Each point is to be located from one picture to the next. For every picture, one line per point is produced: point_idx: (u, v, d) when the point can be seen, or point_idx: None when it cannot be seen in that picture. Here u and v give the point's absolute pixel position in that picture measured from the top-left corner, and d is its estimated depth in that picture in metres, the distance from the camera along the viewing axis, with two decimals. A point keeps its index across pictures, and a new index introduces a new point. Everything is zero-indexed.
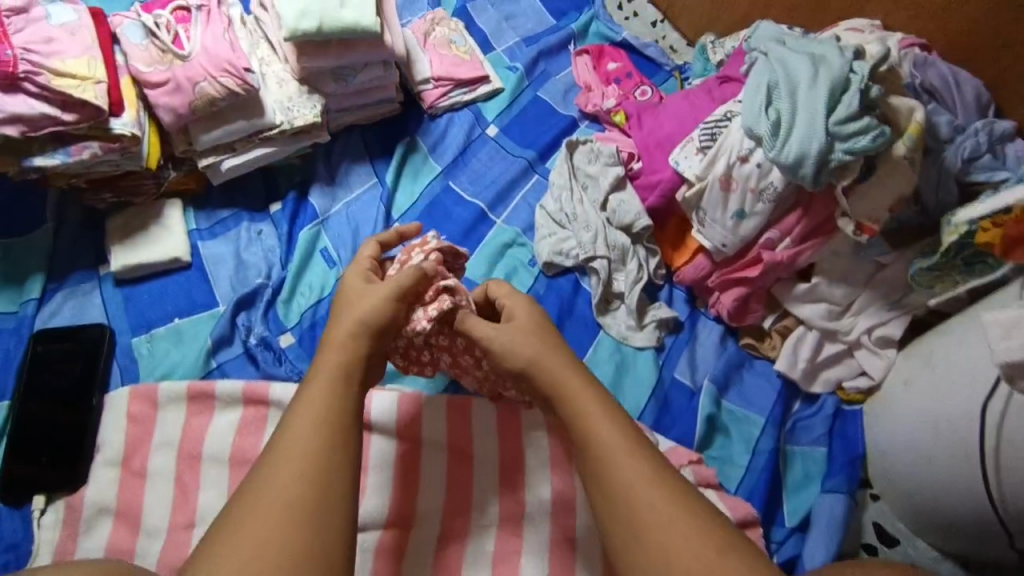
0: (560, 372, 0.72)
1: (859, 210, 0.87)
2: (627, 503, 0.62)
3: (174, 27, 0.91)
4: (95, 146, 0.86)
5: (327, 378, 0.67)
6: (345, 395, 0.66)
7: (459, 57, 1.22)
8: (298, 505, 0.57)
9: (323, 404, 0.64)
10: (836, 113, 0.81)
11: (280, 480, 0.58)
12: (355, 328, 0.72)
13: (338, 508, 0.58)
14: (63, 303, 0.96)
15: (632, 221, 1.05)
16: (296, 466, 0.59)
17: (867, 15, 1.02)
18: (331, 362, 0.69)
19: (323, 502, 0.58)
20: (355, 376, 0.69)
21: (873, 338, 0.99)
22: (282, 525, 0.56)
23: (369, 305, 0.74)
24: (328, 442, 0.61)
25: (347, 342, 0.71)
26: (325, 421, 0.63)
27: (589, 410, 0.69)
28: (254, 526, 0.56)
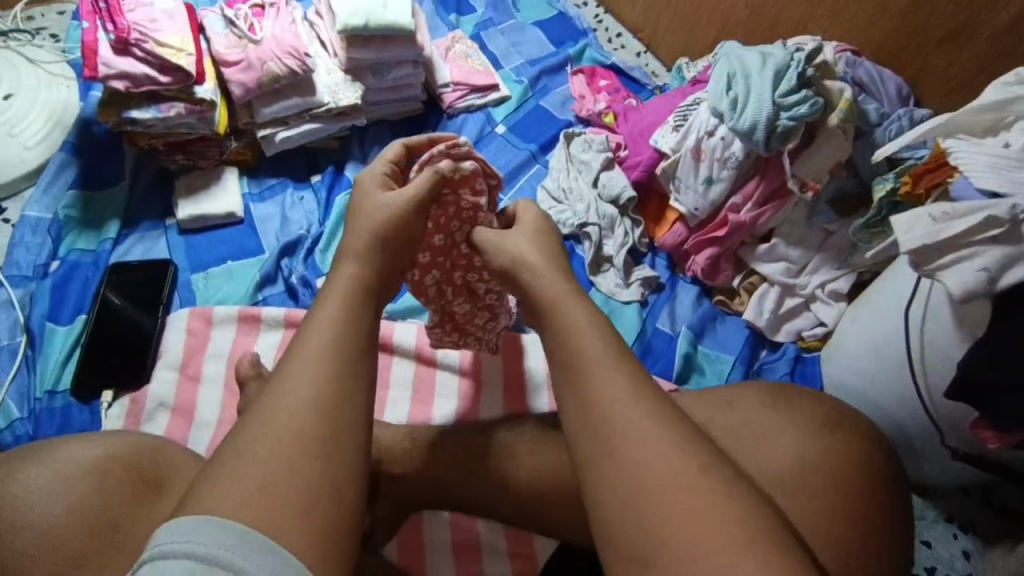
0: (548, 286, 0.73)
1: (804, 172, 1.06)
2: (604, 423, 0.59)
3: (249, 19, 1.14)
4: (180, 107, 1.05)
5: (331, 322, 0.66)
6: (349, 333, 0.66)
7: (474, 68, 1.45)
8: (306, 437, 0.58)
9: (325, 345, 0.64)
10: (779, 89, 1.02)
11: (287, 416, 0.59)
12: (368, 249, 0.74)
13: (345, 451, 0.59)
14: (134, 244, 1.12)
15: (619, 193, 1.24)
16: (301, 405, 0.60)
17: (810, 32, 1.26)
18: (334, 302, 0.69)
19: (331, 439, 0.59)
20: (362, 303, 0.70)
21: (826, 292, 1.15)
22: (293, 458, 0.57)
23: (380, 221, 0.76)
24: (337, 381, 0.62)
25: (355, 275, 0.72)
26: (330, 360, 0.63)
27: (572, 312, 0.68)
28: (261, 458, 0.56)
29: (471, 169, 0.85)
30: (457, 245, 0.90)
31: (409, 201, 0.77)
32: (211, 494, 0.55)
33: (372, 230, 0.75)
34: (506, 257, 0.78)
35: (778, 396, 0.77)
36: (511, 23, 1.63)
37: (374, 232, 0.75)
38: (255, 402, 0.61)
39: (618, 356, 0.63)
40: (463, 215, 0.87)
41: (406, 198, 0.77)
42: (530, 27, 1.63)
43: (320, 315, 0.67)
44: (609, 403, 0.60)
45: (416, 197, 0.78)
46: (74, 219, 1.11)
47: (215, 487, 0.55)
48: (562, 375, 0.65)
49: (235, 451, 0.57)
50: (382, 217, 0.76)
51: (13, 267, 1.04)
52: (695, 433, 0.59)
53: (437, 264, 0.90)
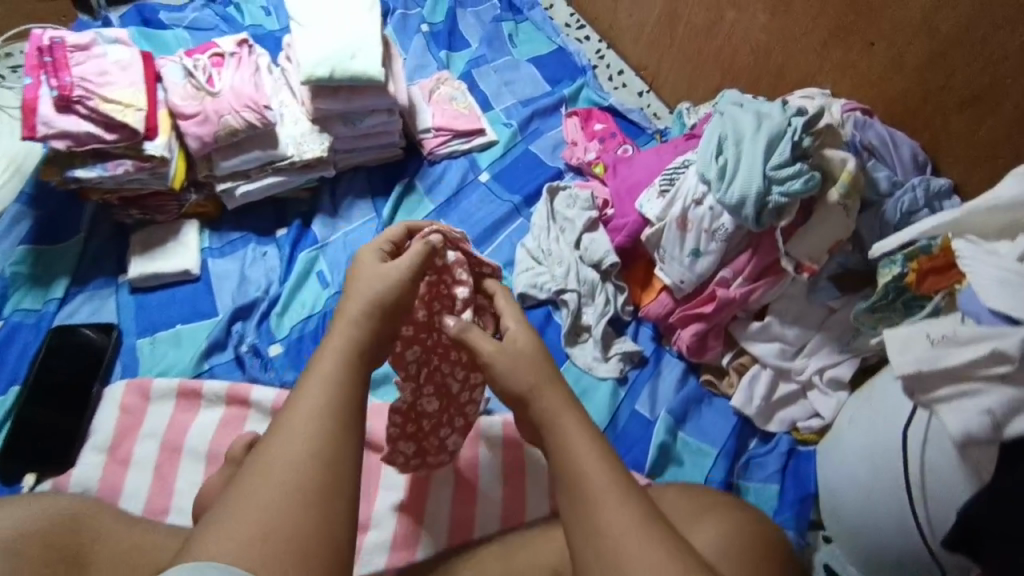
0: (553, 402, 0.68)
1: (799, 251, 0.95)
2: (604, 544, 0.57)
3: (208, 69, 1.07)
4: (129, 163, 1.00)
5: (334, 361, 0.63)
6: (348, 381, 0.62)
7: (458, 111, 1.37)
8: (304, 488, 0.55)
9: (321, 394, 0.60)
10: (771, 161, 0.91)
11: (285, 464, 0.56)
12: (366, 307, 0.68)
13: (346, 497, 0.56)
14: (82, 304, 1.08)
15: (601, 258, 1.14)
16: (297, 453, 0.56)
17: (819, 84, 1.14)
18: (333, 351, 0.64)
19: (327, 490, 0.55)
20: (365, 358, 0.66)
21: (824, 380, 1.04)
22: (289, 509, 0.54)
23: (380, 285, 0.70)
24: (336, 430, 0.59)
25: (357, 320, 0.67)
26: (329, 408, 0.59)
27: (547, 404, 0.68)
28: (258, 509, 0.54)
29: (454, 256, 0.87)
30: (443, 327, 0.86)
31: (405, 271, 0.73)
32: (212, 541, 0.52)
33: (374, 293, 0.69)
34: (518, 382, 0.71)
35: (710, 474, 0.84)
36: (505, 60, 1.55)
37: (377, 291, 0.70)
38: (253, 451, 0.58)
39: (625, 486, 0.60)
40: (444, 300, 0.87)
41: (401, 268, 0.73)
42: (525, 64, 1.55)
43: (318, 365, 0.63)
44: (613, 540, 0.57)
45: (416, 262, 0.74)
46: (22, 276, 1.08)
47: (218, 532, 0.52)
48: (565, 492, 0.62)
49: (234, 502, 0.54)
50: (384, 276, 0.71)
51: None
52: (695, 559, 0.58)
53: (418, 340, 0.86)
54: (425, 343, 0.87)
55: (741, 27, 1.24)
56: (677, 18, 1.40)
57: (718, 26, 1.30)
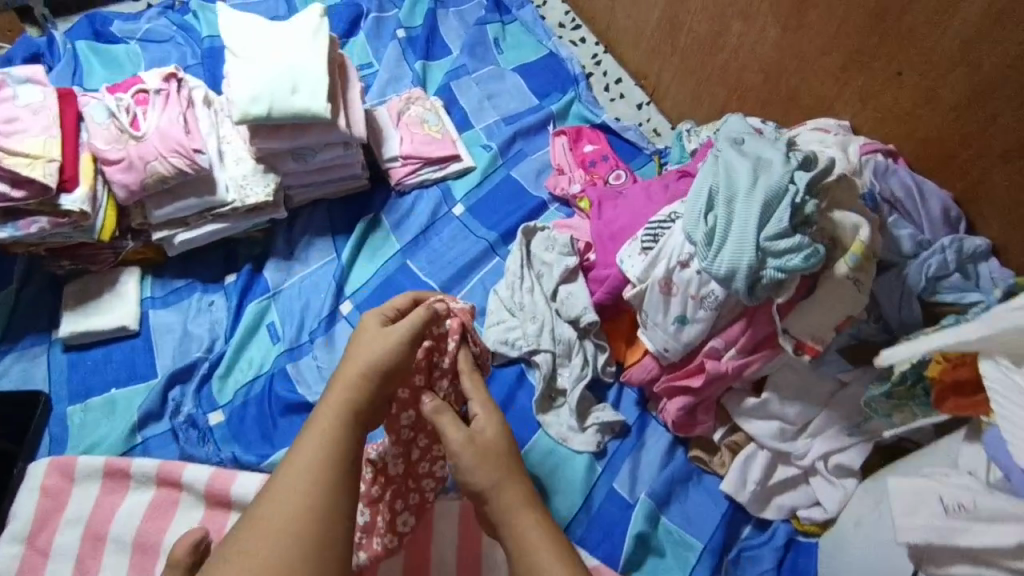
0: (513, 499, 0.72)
1: (799, 328, 0.81)
2: None
3: (133, 109, 0.96)
4: (43, 221, 0.90)
5: (330, 418, 0.68)
6: (343, 440, 0.67)
7: (430, 136, 1.24)
8: (299, 537, 0.60)
9: (318, 452, 0.65)
10: (766, 229, 0.76)
11: (282, 513, 0.61)
12: (365, 372, 0.72)
13: (337, 548, 0.62)
14: (11, 366, 1.01)
15: (579, 315, 1.01)
16: (293, 503, 0.62)
17: (836, 114, 0.98)
18: (331, 411, 0.69)
19: (318, 540, 0.61)
20: (360, 418, 0.70)
21: (829, 466, 0.90)
22: (284, 555, 0.59)
23: (376, 351, 0.73)
24: (333, 485, 0.64)
25: (353, 383, 0.71)
26: (327, 463, 0.65)
27: (509, 498, 0.72)
28: (256, 553, 0.59)
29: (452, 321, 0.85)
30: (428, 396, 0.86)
31: (402, 336, 0.75)
32: None
33: (371, 358, 0.73)
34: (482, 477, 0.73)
35: None
36: (488, 70, 1.40)
37: (374, 356, 0.73)
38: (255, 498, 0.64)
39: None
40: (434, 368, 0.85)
41: (400, 332, 0.75)
42: (511, 73, 1.40)
43: (317, 421, 0.68)
44: None
45: (415, 328, 0.77)
46: None
47: None
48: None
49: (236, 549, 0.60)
50: (382, 343, 0.74)
51: None
52: None
53: (411, 405, 0.85)
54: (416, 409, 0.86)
55: (748, 42, 1.07)
56: (679, 25, 1.23)
57: (723, 38, 1.13)
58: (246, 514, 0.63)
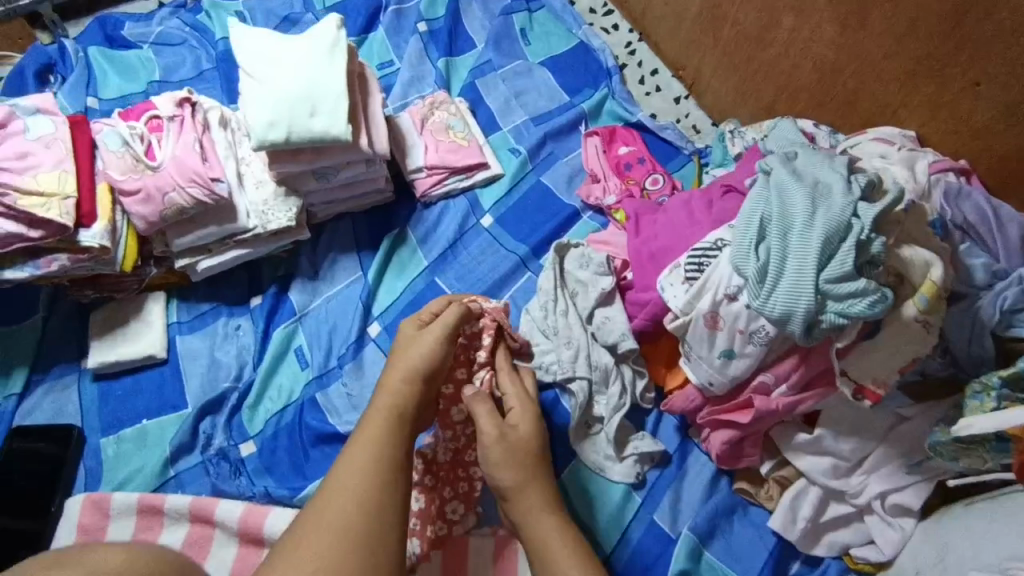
0: (538, 509, 0.79)
1: (860, 371, 0.74)
2: None
3: (147, 137, 0.92)
4: (63, 258, 0.88)
5: (381, 418, 0.70)
6: (395, 443, 0.69)
7: (456, 144, 1.17)
8: (355, 533, 0.60)
9: (371, 456, 0.66)
10: (827, 270, 0.70)
11: (338, 510, 0.61)
12: (409, 373, 0.75)
13: (391, 542, 0.61)
14: (41, 400, 0.99)
15: (616, 342, 0.97)
16: (347, 500, 0.62)
17: (901, 122, 0.91)
18: (379, 415, 0.71)
19: (375, 537, 0.61)
20: (408, 420, 0.72)
21: (885, 505, 0.85)
22: (341, 550, 0.59)
23: (422, 351, 0.77)
24: (385, 478, 0.65)
25: (399, 389, 0.74)
26: (381, 459, 0.66)
27: (529, 504, 0.79)
28: (312, 550, 0.58)
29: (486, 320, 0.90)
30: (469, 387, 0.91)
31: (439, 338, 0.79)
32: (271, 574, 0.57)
33: (415, 362, 0.76)
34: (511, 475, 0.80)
35: None
36: (515, 65, 1.32)
37: (417, 361, 0.76)
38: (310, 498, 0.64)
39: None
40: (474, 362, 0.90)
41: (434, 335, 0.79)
42: (539, 68, 1.32)
43: (367, 427, 0.70)
44: None
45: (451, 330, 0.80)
46: None
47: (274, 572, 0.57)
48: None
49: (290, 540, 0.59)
50: (421, 347, 0.78)
51: None
52: None
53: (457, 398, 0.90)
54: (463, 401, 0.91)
55: (801, 39, 0.99)
56: (723, 16, 1.14)
57: (772, 33, 1.04)
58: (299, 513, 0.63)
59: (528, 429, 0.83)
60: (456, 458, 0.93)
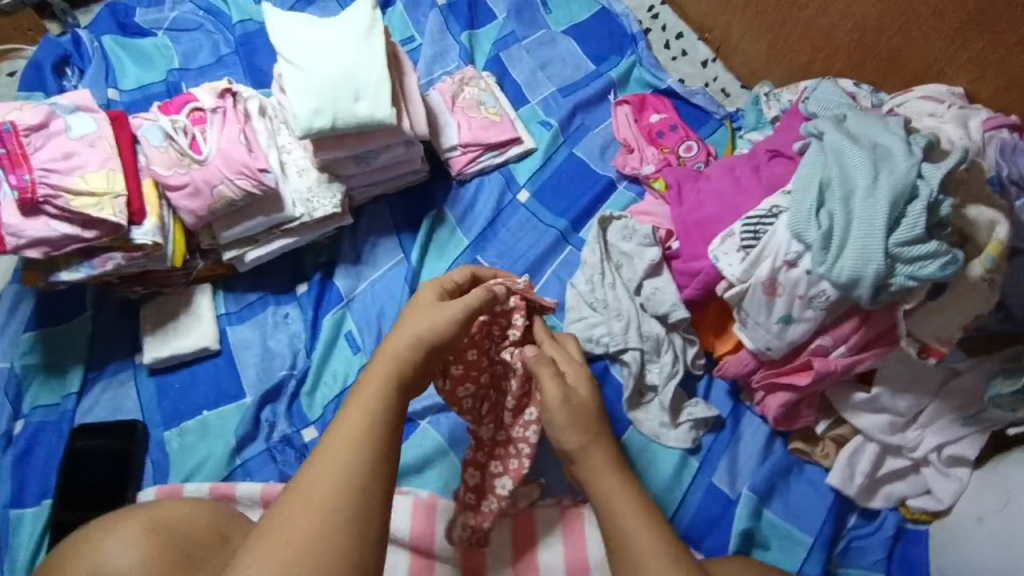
0: (604, 469, 0.75)
1: (924, 331, 0.77)
2: None
3: (190, 130, 0.91)
4: (118, 257, 0.88)
5: (380, 377, 0.65)
6: (390, 411, 0.63)
7: (488, 120, 1.16)
8: (340, 514, 0.56)
9: (362, 425, 0.61)
10: (897, 234, 0.72)
11: (322, 488, 0.57)
12: (412, 342, 0.69)
13: (375, 521, 0.57)
14: (99, 397, 1.00)
15: (667, 312, 0.99)
16: (334, 477, 0.58)
17: (948, 79, 0.92)
18: (374, 379, 0.65)
19: (359, 516, 0.57)
20: (408, 387, 0.67)
21: (942, 457, 0.89)
22: (323, 531, 0.55)
23: (433, 323, 0.71)
24: (373, 454, 0.60)
25: (402, 355, 0.68)
26: (372, 430, 0.61)
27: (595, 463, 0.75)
28: (294, 531, 0.55)
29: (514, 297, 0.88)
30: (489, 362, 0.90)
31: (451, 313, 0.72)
32: (250, 558, 0.54)
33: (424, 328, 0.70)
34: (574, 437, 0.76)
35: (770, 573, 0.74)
36: (539, 35, 1.29)
37: (425, 327, 0.70)
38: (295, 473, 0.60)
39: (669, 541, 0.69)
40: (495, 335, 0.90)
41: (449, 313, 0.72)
42: (563, 37, 1.30)
43: (359, 394, 0.64)
44: None
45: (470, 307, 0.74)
46: (34, 366, 1.00)
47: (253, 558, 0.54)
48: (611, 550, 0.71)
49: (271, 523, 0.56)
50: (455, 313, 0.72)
51: None
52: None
53: (470, 376, 0.89)
54: (478, 378, 0.90)
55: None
56: None
57: None
58: (283, 489, 0.59)
59: (586, 391, 0.82)
60: (494, 430, 0.92)
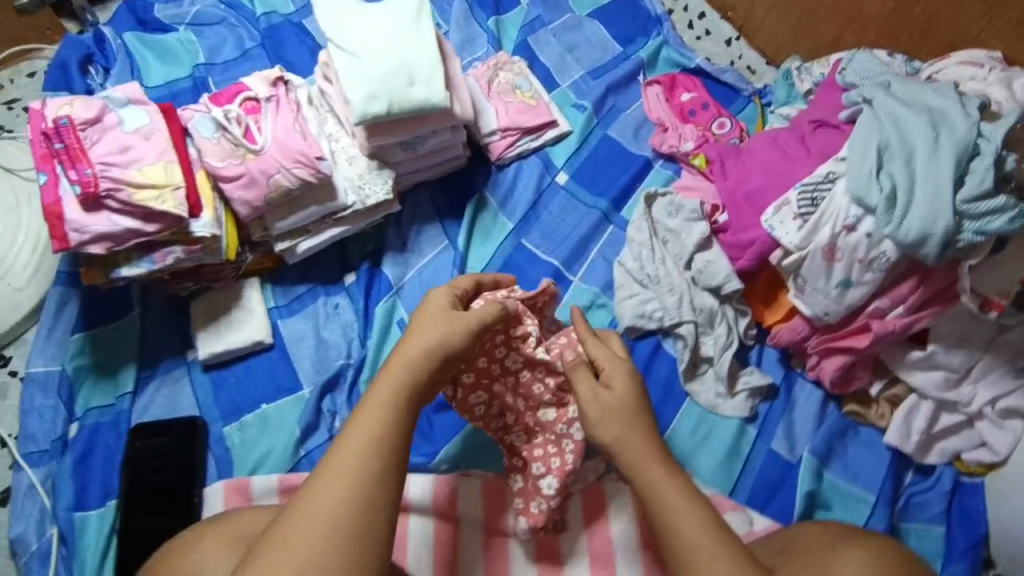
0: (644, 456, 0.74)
1: (988, 285, 0.81)
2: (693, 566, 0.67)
3: (244, 120, 0.90)
4: (178, 251, 0.87)
5: (392, 386, 0.67)
6: (401, 421, 0.65)
7: (525, 104, 1.17)
8: (346, 528, 0.59)
9: (371, 436, 0.63)
10: (965, 191, 0.76)
11: (331, 499, 0.60)
12: (425, 350, 0.70)
13: (380, 533, 0.60)
14: (154, 397, 1.00)
15: (721, 284, 1.01)
16: (345, 487, 0.60)
17: (985, 44, 0.96)
18: (383, 388, 0.67)
19: (364, 529, 0.59)
20: (418, 394, 0.68)
21: (996, 410, 0.93)
22: (329, 543, 0.58)
23: (450, 329, 0.72)
24: (382, 466, 0.62)
25: (413, 363, 0.69)
26: (383, 441, 0.63)
27: (637, 450, 0.75)
28: (302, 542, 0.58)
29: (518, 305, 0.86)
30: (505, 370, 0.88)
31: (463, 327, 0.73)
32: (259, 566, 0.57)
33: (437, 338, 0.71)
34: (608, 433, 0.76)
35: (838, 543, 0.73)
36: (565, 19, 1.30)
37: (439, 337, 0.71)
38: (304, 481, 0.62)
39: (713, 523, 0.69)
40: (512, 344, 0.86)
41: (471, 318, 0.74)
42: (587, 21, 1.30)
43: (370, 404, 0.66)
44: None
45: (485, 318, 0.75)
46: (85, 368, 1.00)
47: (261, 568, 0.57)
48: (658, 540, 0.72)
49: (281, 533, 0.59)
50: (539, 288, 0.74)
51: (29, 444, 0.96)
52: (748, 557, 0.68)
53: (481, 383, 0.89)
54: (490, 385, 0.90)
55: None
56: None
57: None
58: (292, 496, 0.62)
59: (623, 387, 0.78)
60: (528, 434, 0.92)
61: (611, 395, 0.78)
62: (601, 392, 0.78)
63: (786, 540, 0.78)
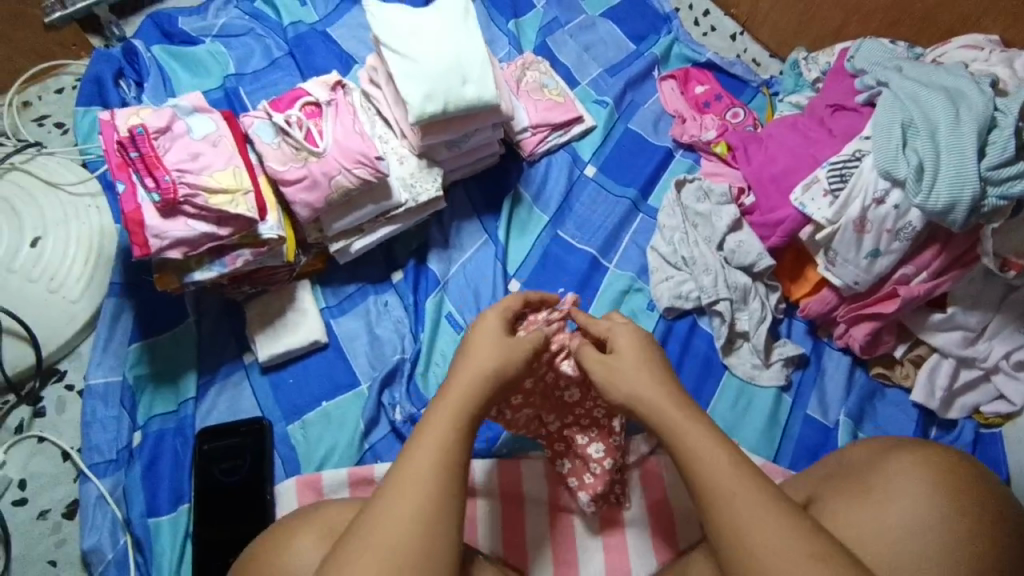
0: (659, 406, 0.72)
1: (1004, 247, 0.90)
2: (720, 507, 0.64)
3: (304, 124, 0.93)
4: (247, 253, 0.89)
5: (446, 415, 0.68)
6: (458, 447, 0.66)
7: (553, 101, 1.22)
8: (408, 556, 0.59)
9: (428, 463, 0.64)
10: (988, 159, 0.85)
11: (389, 530, 0.60)
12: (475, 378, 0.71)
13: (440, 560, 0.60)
14: (216, 401, 1.02)
15: (754, 262, 1.07)
16: (403, 518, 0.61)
17: (982, 28, 1.06)
18: (442, 414, 0.68)
19: (424, 557, 0.60)
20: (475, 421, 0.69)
21: (1010, 363, 1.01)
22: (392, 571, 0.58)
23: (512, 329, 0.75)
24: (441, 493, 0.62)
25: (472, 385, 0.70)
26: (438, 466, 0.64)
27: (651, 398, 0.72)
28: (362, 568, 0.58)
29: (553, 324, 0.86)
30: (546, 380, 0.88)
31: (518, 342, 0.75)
32: None
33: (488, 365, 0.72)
34: (617, 393, 0.75)
35: (861, 466, 0.74)
36: (579, 20, 1.36)
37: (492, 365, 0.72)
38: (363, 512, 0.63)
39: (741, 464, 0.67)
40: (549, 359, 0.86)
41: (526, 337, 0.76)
42: (601, 21, 1.36)
43: (426, 432, 0.66)
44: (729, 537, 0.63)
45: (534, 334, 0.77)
46: (145, 376, 1.01)
47: None
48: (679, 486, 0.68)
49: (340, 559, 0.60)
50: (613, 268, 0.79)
51: (95, 454, 0.96)
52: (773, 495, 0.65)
53: (529, 398, 0.89)
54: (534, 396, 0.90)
55: None
56: None
57: None
58: (350, 525, 0.62)
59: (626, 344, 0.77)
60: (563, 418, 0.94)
61: (619, 357, 0.76)
62: (609, 358, 0.76)
63: (828, 464, 0.79)
